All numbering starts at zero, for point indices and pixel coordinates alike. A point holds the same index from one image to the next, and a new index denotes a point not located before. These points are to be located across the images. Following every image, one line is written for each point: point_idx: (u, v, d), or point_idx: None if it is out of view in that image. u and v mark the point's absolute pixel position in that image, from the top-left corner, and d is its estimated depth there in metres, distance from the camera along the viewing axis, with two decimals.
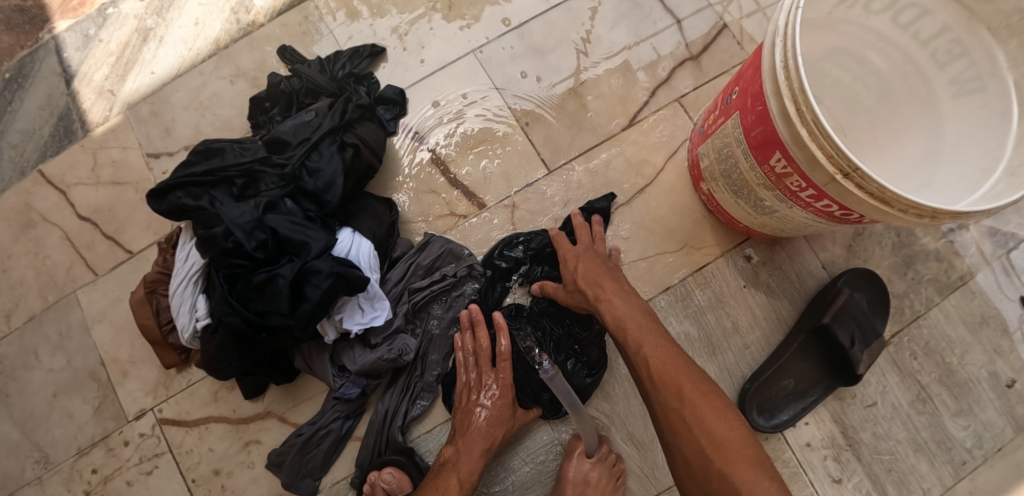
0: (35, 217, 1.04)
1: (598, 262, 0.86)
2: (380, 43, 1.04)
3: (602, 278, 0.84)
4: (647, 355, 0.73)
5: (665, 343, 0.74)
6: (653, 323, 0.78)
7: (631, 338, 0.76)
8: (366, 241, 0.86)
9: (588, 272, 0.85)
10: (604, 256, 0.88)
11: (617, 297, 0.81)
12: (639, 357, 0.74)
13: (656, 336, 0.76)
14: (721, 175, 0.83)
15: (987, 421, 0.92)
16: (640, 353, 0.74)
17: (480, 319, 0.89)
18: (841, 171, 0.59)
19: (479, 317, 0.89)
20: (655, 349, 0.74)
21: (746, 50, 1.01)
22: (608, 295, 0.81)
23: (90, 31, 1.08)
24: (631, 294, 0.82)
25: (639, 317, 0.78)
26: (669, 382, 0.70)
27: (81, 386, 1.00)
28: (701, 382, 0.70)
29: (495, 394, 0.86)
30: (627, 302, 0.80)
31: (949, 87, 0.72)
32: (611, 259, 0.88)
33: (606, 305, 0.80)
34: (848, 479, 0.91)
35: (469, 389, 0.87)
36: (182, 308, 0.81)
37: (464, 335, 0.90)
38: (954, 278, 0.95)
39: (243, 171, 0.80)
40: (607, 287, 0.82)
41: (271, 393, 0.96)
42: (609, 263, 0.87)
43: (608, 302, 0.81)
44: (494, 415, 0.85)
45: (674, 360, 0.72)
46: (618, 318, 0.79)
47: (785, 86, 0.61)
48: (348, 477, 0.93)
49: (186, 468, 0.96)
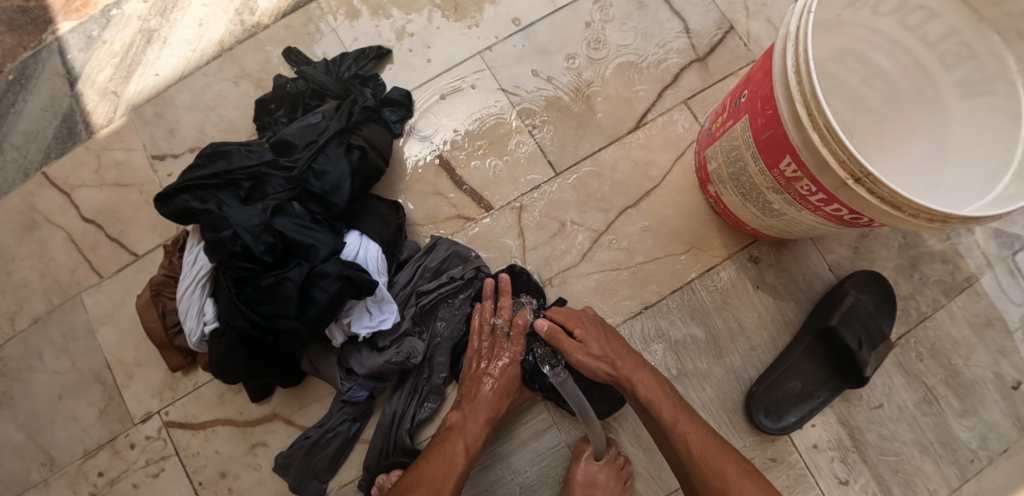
0: (39, 218, 1.04)
1: (612, 334, 0.86)
2: (386, 44, 1.03)
3: (621, 351, 0.84)
4: (686, 434, 0.76)
5: (699, 426, 0.77)
6: (683, 403, 0.80)
7: (666, 415, 0.78)
8: (373, 244, 0.86)
9: (615, 346, 0.84)
10: (607, 325, 0.88)
11: (643, 375, 0.82)
12: (677, 436, 0.76)
13: (689, 416, 0.78)
14: (729, 178, 0.83)
15: (992, 422, 0.92)
16: (678, 432, 0.76)
17: (506, 290, 0.90)
18: (853, 176, 0.59)
19: (505, 287, 0.90)
20: (691, 429, 0.76)
21: (752, 52, 1.01)
22: (633, 371, 0.82)
23: (94, 32, 1.08)
24: (650, 368, 0.84)
25: (670, 394, 0.80)
26: (711, 466, 0.73)
27: (87, 388, 0.99)
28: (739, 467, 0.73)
29: (506, 364, 0.87)
30: (654, 379, 0.81)
31: (956, 89, 0.72)
32: (611, 327, 0.88)
33: (637, 381, 0.81)
34: (854, 480, 0.91)
35: (479, 356, 0.89)
36: (190, 311, 0.81)
37: (485, 303, 0.90)
38: (960, 279, 0.96)
39: (250, 174, 0.80)
40: (629, 360, 0.83)
41: (278, 395, 0.96)
42: (617, 334, 0.87)
43: (640, 377, 0.81)
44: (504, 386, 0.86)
45: (713, 442, 0.75)
46: (649, 394, 0.80)
47: (796, 90, 0.61)
48: (356, 479, 0.93)
49: (193, 470, 0.96)
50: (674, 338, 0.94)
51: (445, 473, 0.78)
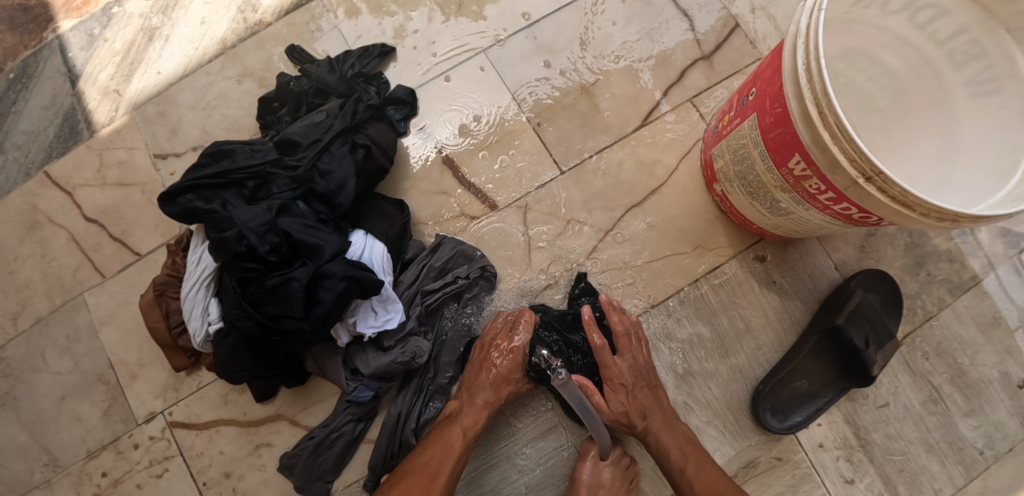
0: (41, 218, 1.03)
1: (646, 389, 0.86)
2: (389, 42, 1.03)
3: (651, 407, 0.85)
4: (692, 481, 0.81)
5: (709, 471, 0.81)
6: (698, 448, 0.84)
7: (676, 464, 0.83)
8: (378, 243, 0.85)
9: (637, 401, 0.85)
10: (645, 374, 0.87)
11: (663, 432, 0.84)
12: (684, 482, 0.82)
13: (701, 460, 0.82)
14: (736, 176, 0.82)
15: (998, 421, 0.92)
16: (685, 480, 0.82)
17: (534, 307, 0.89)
18: (863, 175, 0.59)
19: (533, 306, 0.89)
20: (698, 476, 0.81)
21: (758, 49, 1.01)
22: (655, 426, 0.85)
23: (95, 31, 1.07)
24: (672, 417, 0.86)
25: (684, 444, 0.84)
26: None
27: (90, 389, 0.99)
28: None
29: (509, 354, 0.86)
30: (673, 433, 0.84)
31: (965, 88, 0.72)
32: (649, 375, 0.87)
33: (653, 436, 0.85)
34: (860, 479, 0.91)
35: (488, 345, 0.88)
36: (194, 311, 0.81)
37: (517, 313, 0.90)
38: (966, 278, 0.95)
39: (254, 174, 0.79)
40: (655, 415, 0.85)
41: (282, 395, 0.96)
42: (652, 385, 0.87)
43: (658, 435, 0.85)
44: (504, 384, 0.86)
45: (718, 484, 0.80)
46: (663, 449, 0.84)
47: (807, 88, 0.61)
48: (360, 479, 0.92)
49: (197, 471, 0.96)
50: (680, 337, 0.94)
51: (440, 464, 0.81)
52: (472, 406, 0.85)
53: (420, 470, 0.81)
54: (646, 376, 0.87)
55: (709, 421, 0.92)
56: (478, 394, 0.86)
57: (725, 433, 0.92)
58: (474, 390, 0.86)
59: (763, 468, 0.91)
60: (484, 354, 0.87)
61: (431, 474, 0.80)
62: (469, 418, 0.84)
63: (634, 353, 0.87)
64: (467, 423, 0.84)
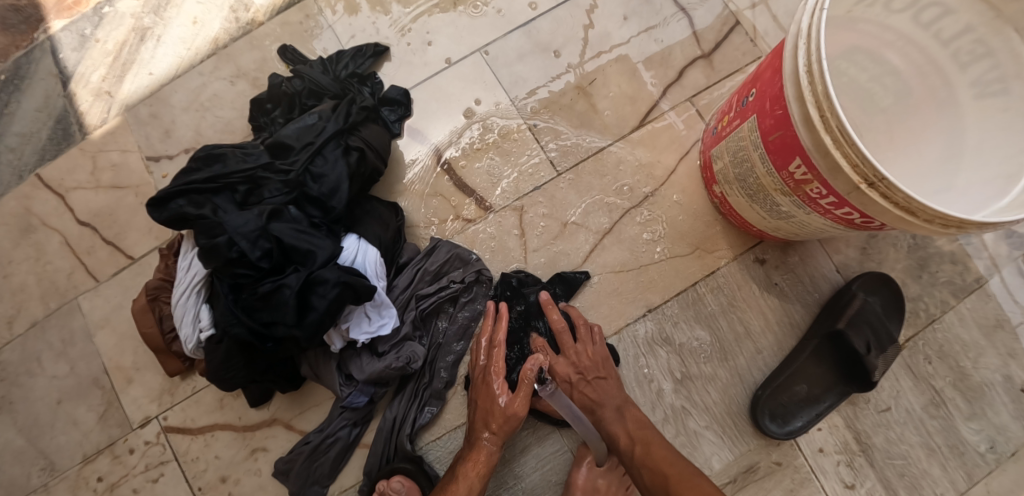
0: (35, 221, 1.03)
1: (591, 383, 0.87)
2: (383, 42, 1.01)
3: (599, 399, 0.86)
4: (641, 466, 0.80)
5: (655, 452, 0.80)
6: (649, 431, 0.83)
7: (627, 450, 0.82)
8: (372, 248, 0.84)
9: (582, 397, 0.88)
10: (595, 366, 0.87)
11: (613, 422, 0.85)
12: (636, 467, 0.81)
13: (649, 443, 0.81)
14: (735, 178, 0.81)
15: (1001, 425, 0.91)
16: (635, 466, 0.81)
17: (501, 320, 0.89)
18: (866, 181, 0.57)
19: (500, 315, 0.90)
20: (646, 460, 0.80)
21: (758, 48, 0.99)
22: (604, 418, 0.86)
23: (87, 31, 1.06)
24: (624, 402, 0.86)
25: (631, 428, 0.83)
26: (661, 485, 0.77)
27: (86, 393, 0.99)
28: (687, 477, 0.76)
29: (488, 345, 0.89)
30: (621, 418, 0.85)
31: (971, 88, 0.70)
32: (600, 367, 0.87)
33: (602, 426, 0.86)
34: (860, 484, 0.90)
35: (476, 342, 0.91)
36: (186, 317, 0.80)
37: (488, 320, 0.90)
38: (969, 280, 0.94)
39: (246, 178, 0.78)
40: (603, 407, 0.86)
41: (277, 399, 0.95)
42: (601, 378, 0.87)
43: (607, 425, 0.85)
44: (511, 418, 0.83)
45: (664, 462, 0.78)
46: (613, 436, 0.85)
47: (808, 91, 0.59)
48: (356, 484, 0.92)
49: (192, 475, 0.95)
50: (679, 341, 0.92)
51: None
52: (475, 456, 0.82)
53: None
54: (593, 370, 0.87)
55: (707, 425, 0.91)
56: (481, 442, 0.83)
57: (723, 437, 0.91)
58: (476, 439, 0.84)
59: (762, 473, 0.90)
60: (480, 394, 0.86)
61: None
62: (472, 465, 0.82)
63: (579, 347, 0.88)
64: (470, 473, 0.81)
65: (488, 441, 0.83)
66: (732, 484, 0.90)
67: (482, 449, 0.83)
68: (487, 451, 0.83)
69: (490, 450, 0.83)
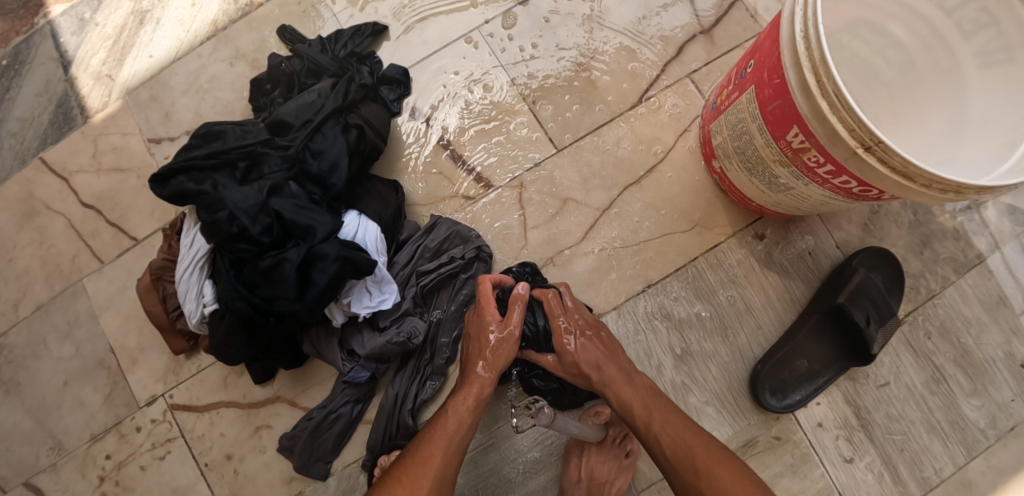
0: (39, 205, 1.03)
1: (598, 340, 0.83)
2: (382, 21, 1.01)
3: (604, 359, 0.81)
4: (659, 435, 0.75)
5: (674, 421, 0.76)
6: (661, 399, 0.79)
7: (639, 419, 0.78)
8: (372, 224, 0.85)
9: (587, 355, 0.81)
10: (596, 327, 0.85)
11: (622, 385, 0.80)
12: (650, 437, 0.76)
13: (666, 412, 0.77)
14: (735, 152, 0.81)
15: (1001, 401, 0.91)
16: (652, 434, 0.76)
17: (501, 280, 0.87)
18: (863, 145, 0.57)
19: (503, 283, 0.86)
20: (664, 428, 0.75)
21: (759, 23, 0.98)
22: (610, 376, 0.80)
23: (86, 15, 1.06)
24: (630, 369, 0.82)
25: (644, 396, 0.79)
26: (685, 459, 0.72)
27: (92, 373, 1.00)
28: (712, 451, 0.73)
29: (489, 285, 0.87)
30: (631, 385, 0.80)
31: (974, 58, 0.69)
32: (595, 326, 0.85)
33: (611, 391, 0.80)
34: (859, 458, 0.90)
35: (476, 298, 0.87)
36: (188, 294, 0.80)
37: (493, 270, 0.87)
38: (971, 257, 0.94)
39: (245, 154, 0.79)
40: (610, 365, 0.81)
41: (281, 377, 0.96)
42: (602, 339, 0.83)
43: (615, 387, 0.80)
44: (503, 347, 0.81)
45: (686, 434, 0.74)
46: (624, 403, 0.79)
47: (805, 57, 0.59)
48: (360, 460, 0.93)
49: (198, 452, 0.96)
50: (679, 316, 0.93)
51: (434, 448, 0.75)
52: (467, 389, 0.81)
53: (412, 459, 0.74)
54: (591, 328, 0.84)
55: (707, 401, 0.91)
56: (474, 375, 0.81)
57: (723, 412, 0.91)
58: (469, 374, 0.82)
59: (762, 448, 0.90)
60: (474, 328, 0.84)
61: (423, 458, 0.74)
62: (463, 399, 0.80)
63: (580, 308, 0.86)
64: (460, 407, 0.79)
65: (479, 374, 0.81)
66: None
67: (477, 381, 0.81)
68: (479, 383, 0.80)
69: (484, 383, 0.81)
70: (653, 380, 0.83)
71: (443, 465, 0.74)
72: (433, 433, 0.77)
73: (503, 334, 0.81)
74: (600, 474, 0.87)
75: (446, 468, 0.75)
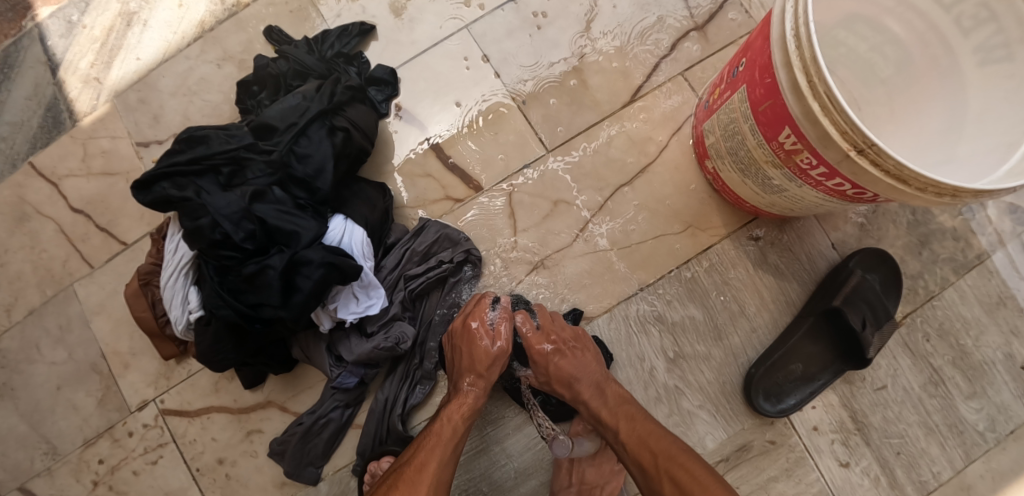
0: (29, 210, 1.03)
1: (580, 353, 0.82)
2: (370, 20, 0.99)
3: (577, 374, 0.80)
4: (625, 443, 0.75)
5: (641, 426, 0.75)
6: (631, 405, 0.79)
7: (608, 426, 0.78)
8: (359, 228, 0.84)
9: (559, 374, 0.81)
10: (572, 338, 0.83)
11: (593, 399, 0.79)
12: (618, 444, 0.76)
13: (632, 419, 0.77)
14: (727, 152, 0.79)
15: (1001, 404, 0.89)
16: (619, 442, 0.76)
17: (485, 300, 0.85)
18: (856, 147, 0.56)
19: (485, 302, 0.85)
20: (631, 434, 0.75)
21: (753, 19, 0.96)
22: (583, 393, 0.80)
23: (74, 17, 1.06)
24: (602, 380, 0.81)
25: (613, 404, 0.79)
26: (650, 464, 0.72)
27: (84, 378, 1.00)
28: (675, 453, 0.72)
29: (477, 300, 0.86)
30: (602, 395, 0.80)
31: (973, 55, 0.67)
32: (577, 338, 0.84)
33: (582, 406, 0.80)
34: (855, 462, 0.89)
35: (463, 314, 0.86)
36: (174, 301, 0.80)
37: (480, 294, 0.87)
38: (971, 257, 0.92)
39: (229, 159, 0.77)
40: (580, 381, 0.80)
41: (271, 382, 0.96)
42: (576, 349, 0.82)
43: (585, 395, 0.80)
44: (498, 358, 0.81)
45: (650, 438, 0.74)
46: (595, 414, 0.79)
47: (796, 56, 0.58)
48: (350, 464, 0.92)
49: (191, 457, 0.96)
50: (672, 319, 0.91)
51: (428, 457, 0.74)
52: (460, 399, 0.80)
53: (408, 471, 0.73)
54: (570, 340, 0.82)
55: (701, 405, 0.90)
56: (465, 386, 0.81)
57: (717, 416, 0.90)
58: (460, 384, 0.81)
59: (756, 452, 0.89)
60: (463, 342, 0.82)
61: (417, 467, 0.73)
62: (456, 408, 0.79)
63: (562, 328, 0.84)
64: (454, 414, 0.79)
65: (472, 386, 0.80)
66: (725, 463, 0.89)
67: (467, 394, 0.80)
68: (472, 396, 0.80)
69: (476, 396, 0.81)
70: (626, 388, 0.82)
71: (438, 473, 0.73)
72: (427, 441, 0.77)
73: (496, 348, 0.81)
74: (590, 476, 0.88)
75: (442, 476, 0.74)
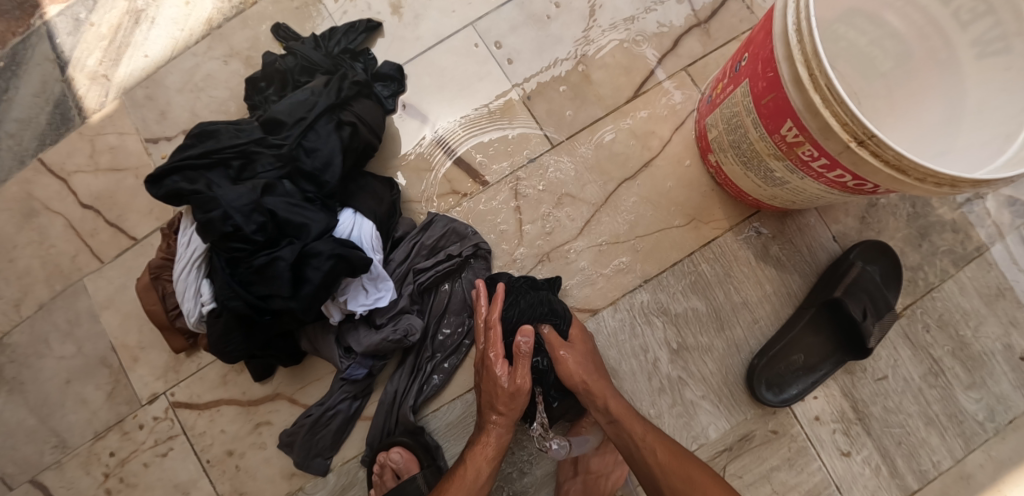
0: (37, 206, 1.04)
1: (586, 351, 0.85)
2: (376, 17, 1.00)
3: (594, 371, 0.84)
4: (654, 446, 0.76)
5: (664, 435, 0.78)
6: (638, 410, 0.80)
7: (636, 427, 0.78)
8: (367, 222, 0.85)
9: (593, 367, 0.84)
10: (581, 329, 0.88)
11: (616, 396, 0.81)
12: (646, 447, 0.76)
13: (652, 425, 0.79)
14: (730, 145, 0.80)
15: (1000, 394, 0.91)
16: (647, 444, 0.76)
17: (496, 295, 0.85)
18: (856, 139, 0.57)
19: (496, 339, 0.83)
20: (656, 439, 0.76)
21: (755, 14, 0.97)
22: (603, 387, 0.81)
23: (82, 15, 1.07)
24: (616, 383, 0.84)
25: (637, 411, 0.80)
26: (676, 469, 0.73)
27: (94, 372, 1.01)
28: (696, 462, 0.75)
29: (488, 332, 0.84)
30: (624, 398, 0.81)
31: (971, 48, 0.68)
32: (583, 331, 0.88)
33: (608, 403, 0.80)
34: (856, 452, 0.90)
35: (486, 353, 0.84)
36: (186, 293, 0.81)
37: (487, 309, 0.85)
38: (970, 249, 0.93)
39: (238, 152, 0.79)
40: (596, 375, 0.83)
41: (280, 374, 0.97)
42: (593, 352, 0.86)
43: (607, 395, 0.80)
44: (516, 398, 0.81)
45: (676, 446, 0.76)
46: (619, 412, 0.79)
47: (797, 49, 0.59)
48: (359, 456, 0.94)
49: (200, 449, 0.97)
50: (675, 311, 0.93)
51: None
52: (484, 439, 0.82)
53: None
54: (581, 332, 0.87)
55: (704, 395, 0.91)
56: (489, 424, 0.82)
57: (720, 407, 0.91)
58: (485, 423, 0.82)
59: (759, 442, 0.90)
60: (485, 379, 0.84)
61: None
62: (481, 449, 0.81)
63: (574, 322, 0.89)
64: (479, 457, 0.80)
65: (495, 423, 0.82)
66: (728, 453, 0.90)
67: (492, 431, 0.82)
68: (495, 434, 0.82)
69: (501, 432, 0.82)
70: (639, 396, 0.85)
71: None
72: (450, 485, 0.79)
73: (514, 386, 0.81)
74: (594, 464, 0.89)
75: None
